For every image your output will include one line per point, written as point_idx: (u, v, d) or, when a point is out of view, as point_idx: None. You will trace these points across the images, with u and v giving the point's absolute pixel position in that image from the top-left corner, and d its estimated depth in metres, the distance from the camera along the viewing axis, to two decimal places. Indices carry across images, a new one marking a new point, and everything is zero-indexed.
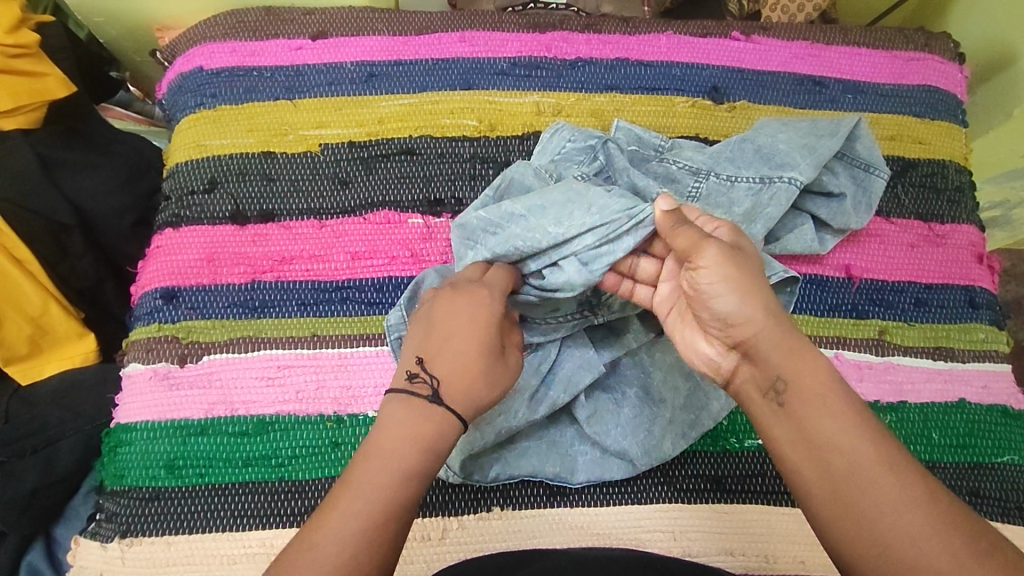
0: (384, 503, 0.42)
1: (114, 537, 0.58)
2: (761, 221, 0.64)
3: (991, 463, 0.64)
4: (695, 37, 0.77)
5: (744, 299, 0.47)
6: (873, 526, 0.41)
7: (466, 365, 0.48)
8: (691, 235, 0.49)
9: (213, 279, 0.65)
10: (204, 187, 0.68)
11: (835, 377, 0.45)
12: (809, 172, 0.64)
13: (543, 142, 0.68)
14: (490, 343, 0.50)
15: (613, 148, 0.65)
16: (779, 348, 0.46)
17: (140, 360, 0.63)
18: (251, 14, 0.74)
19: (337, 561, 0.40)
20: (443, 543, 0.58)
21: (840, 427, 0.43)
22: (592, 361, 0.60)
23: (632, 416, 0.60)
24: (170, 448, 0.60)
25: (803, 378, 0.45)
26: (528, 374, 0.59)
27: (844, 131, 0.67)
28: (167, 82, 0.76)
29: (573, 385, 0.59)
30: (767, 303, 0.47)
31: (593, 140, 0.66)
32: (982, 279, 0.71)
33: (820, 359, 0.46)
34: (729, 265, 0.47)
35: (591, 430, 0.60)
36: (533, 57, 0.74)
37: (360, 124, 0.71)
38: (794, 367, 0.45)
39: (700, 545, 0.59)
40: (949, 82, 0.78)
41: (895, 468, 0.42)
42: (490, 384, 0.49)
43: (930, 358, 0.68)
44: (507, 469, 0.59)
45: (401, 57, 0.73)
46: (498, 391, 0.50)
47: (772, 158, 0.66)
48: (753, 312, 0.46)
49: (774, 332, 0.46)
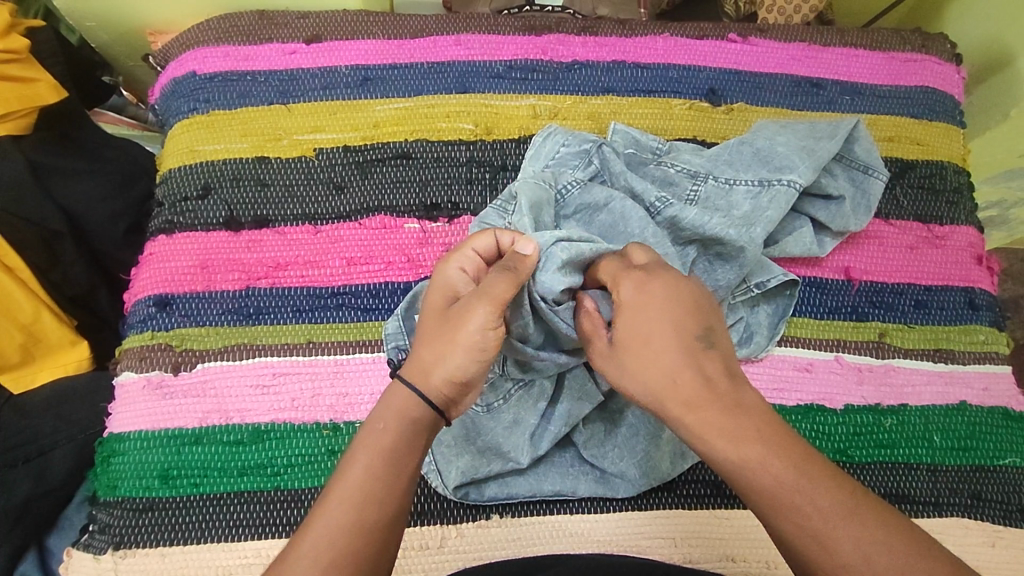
0: (381, 511, 0.42)
1: (106, 548, 0.57)
2: (760, 224, 0.62)
3: (993, 465, 0.64)
4: (692, 39, 0.77)
5: (638, 374, 0.46)
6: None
7: (423, 338, 0.49)
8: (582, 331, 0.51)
9: (206, 285, 0.64)
10: (197, 194, 0.67)
11: (765, 420, 0.43)
12: (807, 175, 0.64)
13: (536, 146, 0.67)
14: (452, 309, 0.49)
15: (608, 152, 0.65)
16: (693, 417, 0.43)
17: (133, 369, 0.62)
18: (244, 18, 0.74)
19: (326, 561, 0.40)
20: (442, 551, 0.57)
21: (776, 500, 0.41)
22: (591, 392, 0.59)
23: (628, 436, 0.59)
24: (163, 458, 0.59)
25: (735, 439, 0.42)
26: (528, 411, 0.58)
27: (841, 132, 0.67)
28: (160, 87, 0.75)
29: (572, 419, 0.59)
30: (664, 366, 0.44)
31: (593, 144, 0.66)
32: (981, 280, 0.71)
33: (746, 401, 0.44)
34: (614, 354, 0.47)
35: (590, 454, 0.59)
36: (528, 60, 0.74)
37: (355, 128, 0.70)
38: (715, 429, 0.43)
39: (701, 552, 0.58)
40: (946, 82, 0.78)
41: (823, 535, 0.39)
42: (440, 352, 0.47)
43: (931, 360, 0.67)
44: (503, 488, 0.58)
45: (396, 61, 0.73)
46: (454, 359, 0.47)
47: (771, 161, 0.66)
48: (651, 382, 0.45)
49: (679, 394, 0.44)
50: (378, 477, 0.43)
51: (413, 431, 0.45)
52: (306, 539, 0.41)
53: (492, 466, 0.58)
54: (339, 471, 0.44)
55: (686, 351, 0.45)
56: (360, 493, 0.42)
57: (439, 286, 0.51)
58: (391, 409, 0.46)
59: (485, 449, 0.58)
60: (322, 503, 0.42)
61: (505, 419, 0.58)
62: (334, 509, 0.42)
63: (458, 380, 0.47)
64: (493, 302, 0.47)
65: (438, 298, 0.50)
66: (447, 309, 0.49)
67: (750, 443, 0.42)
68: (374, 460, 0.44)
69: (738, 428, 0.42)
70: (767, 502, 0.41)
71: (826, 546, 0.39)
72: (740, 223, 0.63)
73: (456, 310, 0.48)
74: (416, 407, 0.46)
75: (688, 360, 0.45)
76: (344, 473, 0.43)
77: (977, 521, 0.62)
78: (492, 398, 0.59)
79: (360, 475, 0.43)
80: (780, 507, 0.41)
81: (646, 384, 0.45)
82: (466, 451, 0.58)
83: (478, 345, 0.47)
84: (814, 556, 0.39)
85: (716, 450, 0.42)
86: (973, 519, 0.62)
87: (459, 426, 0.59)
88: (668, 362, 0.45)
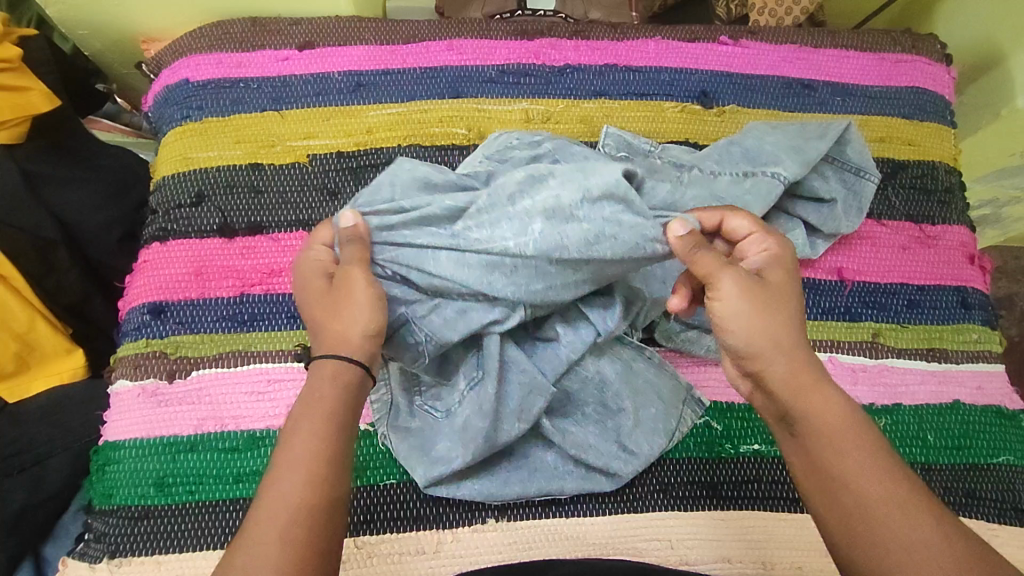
0: (330, 476, 0.42)
1: (102, 557, 0.56)
2: (736, 207, 0.62)
3: (987, 464, 0.64)
4: (683, 42, 0.77)
5: (758, 330, 0.45)
6: (877, 560, 0.40)
7: (321, 317, 0.47)
8: (709, 263, 0.46)
9: (201, 292, 0.64)
10: (190, 201, 0.67)
11: (848, 409, 0.44)
12: (793, 168, 0.65)
13: (487, 144, 0.65)
14: (332, 286, 0.48)
15: (561, 141, 0.63)
16: (790, 384, 0.44)
17: (128, 376, 0.62)
18: (237, 25, 0.74)
19: (280, 527, 0.40)
20: (438, 556, 0.57)
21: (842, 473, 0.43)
22: (539, 384, 0.57)
23: (601, 436, 0.59)
24: (159, 465, 0.59)
25: (819, 415, 0.44)
26: (477, 412, 0.55)
27: (832, 132, 0.68)
28: (153, 95, 0.75)
29: (526, 414, 0.56)
30: (778, 332, 0.45)
31: (548, 138, 0.64)
32: (974, 280, 0.71)
33: (832, 392, 0.45)
34: (750, 295, 0.45)
35: (574, 452, 0.58)
36: (521, 64, 0.74)
37: (349, 134, 0.70)
38: (804, 402, 0.44)
39: (697, 553, 0.58)
40: (937, 83, 0.78)
41: (904, 505, 0.41)
42: (347, 316, 0.46)
43: (924, 359, 0.68)
44: (492, 495, 0.58)
45: (388, 66, 0.73)
46: (362, 315, 0.46)
47: (758, 159, 0.66)
48: (773, 339, 0.45)
49: (790, 361, 0.45)
50: (325, 445, 0.43)
51: (350, 395, 0.45)
52: (257, 518, 0.41)
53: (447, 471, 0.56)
54: (283, 442, 0.43)
55: (801, 320, 0.46)
56: (311, 460, 0.42)
57: (308, 270, 0.49)
58: (325, 377, 0.45)
59: (441, 455, 0.56)
60: (269, 480, 0.42)
61: (457, 423, 0.56)
62: (286, 478, 0.41)
63: (374, 335, 0.47)
64: (362, 262, 0.49)
65: (316, 280, 0.49)
66: (330, 286, 0.48)
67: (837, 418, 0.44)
68: (317, 429, 0.43)
69: (841, 404, 0.44)
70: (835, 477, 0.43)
71: (907, 515, 0.41)
72: (713, 205, 0.62)
73: (335, 281, 0.48)
74: (349, 369, 0.45)
75: (801, 331, 0.46)
76: (288, 445, 0.43)
77: (973, 520, 0.62)
78: (446, 402, 0.57)
79: (304, 447, 0.42)
80: (859, 477, 0.42)
81: (765, 336, 0.45)
82: (421, 463, 0.57)
83: (373, 299, 0.47)
84: (885, 523, 0.41)
85: (808, 415, 0.44)
86: (969, 519, 0.62)
87: (415, 435, 0.58)
88: (785, 332, 0.45)
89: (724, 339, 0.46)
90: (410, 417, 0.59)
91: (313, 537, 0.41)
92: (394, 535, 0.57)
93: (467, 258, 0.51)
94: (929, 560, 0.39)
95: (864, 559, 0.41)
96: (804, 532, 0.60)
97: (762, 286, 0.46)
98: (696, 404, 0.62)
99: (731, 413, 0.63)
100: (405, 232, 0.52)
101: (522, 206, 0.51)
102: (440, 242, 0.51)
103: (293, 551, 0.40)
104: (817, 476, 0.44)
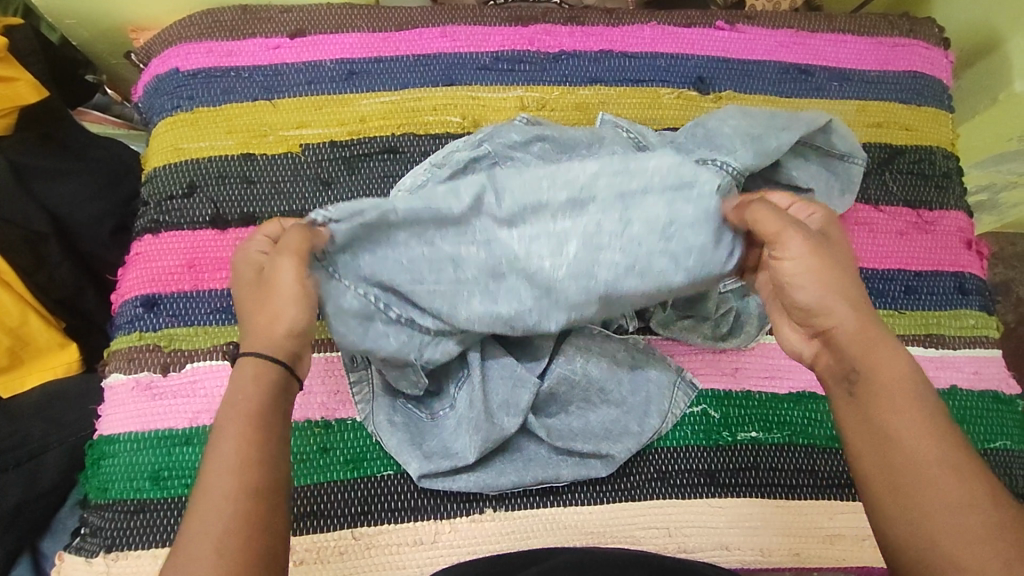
0: (263, 477, 0.39)
1: (98, 551, 0.56)
2: None
3: (983, 449, 0.65)
4: (680, 28, 0.76)
5: (828, 289, 0.44)
6: (921, 522, 0.39)
7: (249, 314, 0.45)
8: (777, 220, 0.46)
9: (193, 285, 0.64)
10: (182, 192, 0.67)
11: (914, 372, 0.43)
12: (744, 157, 0.58)
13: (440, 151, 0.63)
14: (264, 277, 0.45)
15: (495, 133, 0.61)
16: (859, 343, 0.43)
17: (121, 370, 0.61)
18: (227, 13, 0.73)
19: (218, 538, 0.37)
20: (435, 546, 0.57)
21: (896, 433, 0.41)
22: (523, 376, 0.57)
23: (587, 427, 0.60)
24: (154, 459, 0.59)
25: (882, 373, 0.42)
26: (467, 412, 0.57)
27: (801, 124, 0.62)
28: (143, 84, 0.74)
29: (515, 406, 0.57)
30: (853, 289, 0.44)
31: (490, 133, 0.61)
32: (971, 265, 0.71)
33: (900, 355, 0.43)
34: (818, 253, 0.44)
35: (559, 443, 0.59)
36: (515, 51, 0.73)
37: (341, 123, 0.69)
38: (871, 359, 0.43)
39: (696, 541, 0.59)
40: (935, 67, 0.78)
41: (959, 471, 0.40)
42: (270, 312, 0.44)
43: (921, 345, 0.67)
44: (485, 486, 0.57)
45: (381, 54, 0.72)
46: (288, 309, 0.44)
47: (714, 140, 0.62)
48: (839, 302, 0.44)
49: (863, 315, 0.44)
50: (251, 445, 0.40)
51: (271, 394, 0.42)
52: (192, 528, 0.38)
53: (441, 465, 0.57)
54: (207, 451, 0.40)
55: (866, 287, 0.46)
56: (236, 462, 0.39)
57: (243, 266, 0.47)
58: (246, 377, 0.42)
59: (432, 453, 0.58)
60: (197, 495, 0.39)
61: (451, 423, 0.58)
62: (216, 486, 0.38)
63: (299, 332, 0.44)
64: (299, 252, 0.45)
65: (248, 273, 0.46)
66: (261, 278, 0.45)
67: (896, 375, 0.42)
68: (245, 431, 0.40)
69: (905, 365, 0.43)
70: (889, 435, 0.41)
71: (960, 478, 0.39)
72: None
73: (267, 275, 0.45)
74: (270, 368, 0.43)
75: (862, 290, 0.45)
76: (213, 451, 0.40)
77: None
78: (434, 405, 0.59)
79: (231, 450, 0.39)
80: (915, 438, 0.41)
81: (841, 291, 0.44)
82: (415, 456, 0.57)
83: (305, 292, 0.44)
84: (938, 486, 0.39)
85: (871, 370, 0.43)
86: None
87: (404, 428, 0.58)
88: (852, 292, 0.44)
89: (792, 297, 0.45)
90: (400, 412, 0.59)
91: (255, 539, 0.38)
92: (391, 526, 0.57)
93: (499, 289, 0.52)
94: (979, 525, 0.38)
95: (910, 521, 0.40)
96: (800, 519, 0.60)
97: (819, 243, 0.45)
98: (693, 391, 0.62)
99: (727, 402, 0.63)
100: (430, 259, 0.51)
101: (557, 226, 0.51)
102: (476, 269, 0.51)
103: (239, 555, 0.37)
104: (871, 438, 0.42)
